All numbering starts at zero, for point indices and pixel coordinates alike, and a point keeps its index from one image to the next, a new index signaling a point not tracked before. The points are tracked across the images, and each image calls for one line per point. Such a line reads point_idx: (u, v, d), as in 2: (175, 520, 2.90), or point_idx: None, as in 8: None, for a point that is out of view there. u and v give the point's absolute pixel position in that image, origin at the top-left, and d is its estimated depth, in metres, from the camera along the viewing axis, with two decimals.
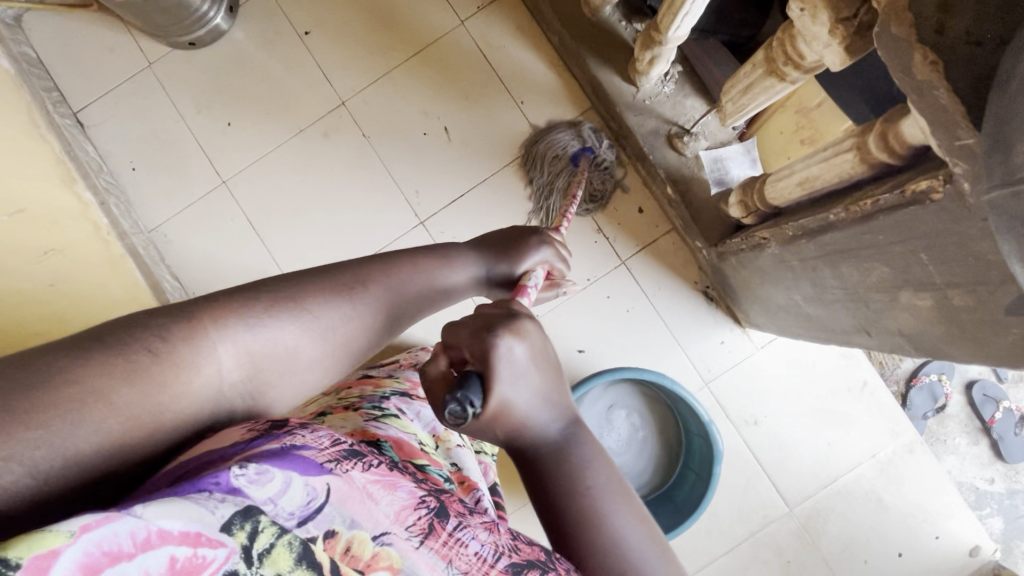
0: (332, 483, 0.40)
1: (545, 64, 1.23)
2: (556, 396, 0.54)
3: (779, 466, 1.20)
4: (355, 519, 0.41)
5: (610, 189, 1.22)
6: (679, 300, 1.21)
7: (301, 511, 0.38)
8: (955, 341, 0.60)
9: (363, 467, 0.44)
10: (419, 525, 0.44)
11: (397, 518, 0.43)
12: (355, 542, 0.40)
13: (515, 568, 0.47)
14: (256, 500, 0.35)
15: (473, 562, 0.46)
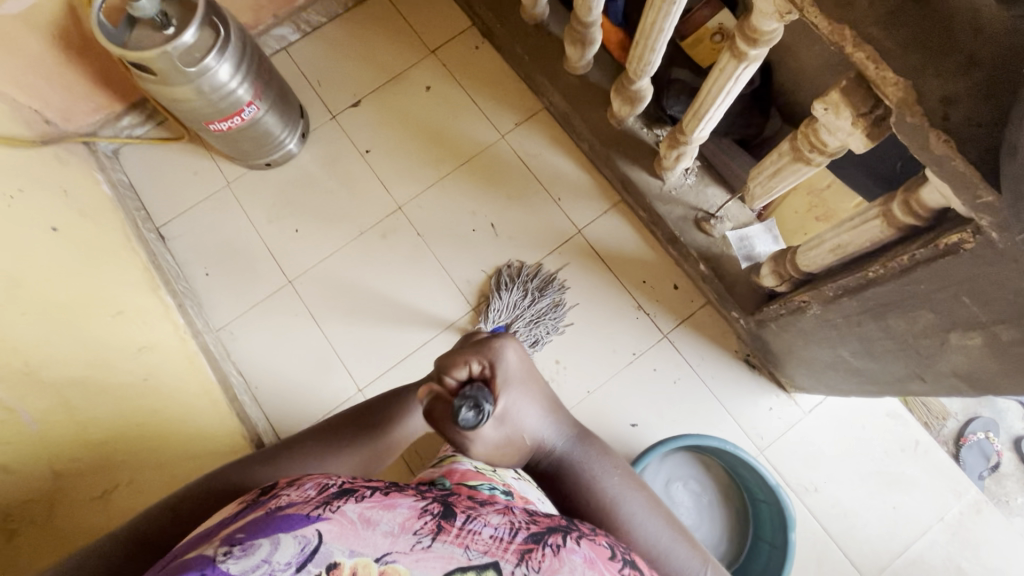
0: (323, 527, 0.47)
1: (577, 167, 1.40)
2: (553, 408, 0.63)
3: (848, 534, 1.18)
4: (353, 548, 0.47)
5: (645, 270, 1.34)
6: (723, 369, 1.27)
7: (297, 558, 0.45)
8: (1010, 374, 0.67)
9: (357, 499, 0.51)
10: (426, 528, 0.50)
11: (403, 527, 0.49)
12: (360, 566, 0.47)
13: (533, 538, 0.52)
14: (246, 567, 0.43)
15: (492, 543, 0.51)
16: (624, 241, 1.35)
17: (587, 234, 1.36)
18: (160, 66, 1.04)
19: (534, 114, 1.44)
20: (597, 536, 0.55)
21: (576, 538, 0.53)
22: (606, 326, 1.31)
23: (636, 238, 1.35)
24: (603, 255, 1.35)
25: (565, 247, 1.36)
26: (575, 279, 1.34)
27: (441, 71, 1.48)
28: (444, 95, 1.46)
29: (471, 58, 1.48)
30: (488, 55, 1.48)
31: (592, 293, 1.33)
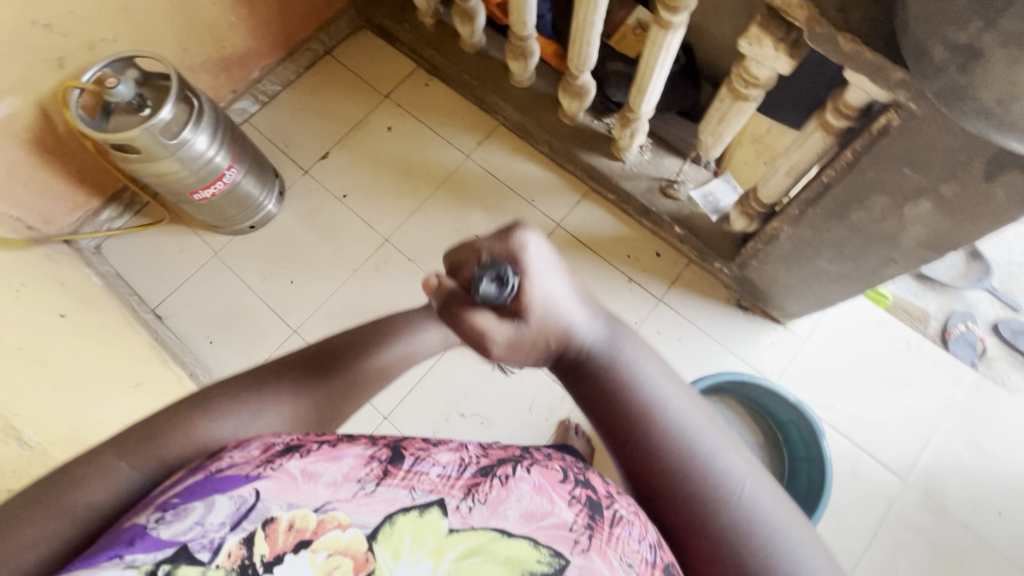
0: (261, 485, 0.48)
1: (542, 168, 1.51)
2: (581, 298, 0.62)
3: (874, 441, 1.24)
4: (290, 502, 0.48)
5: (627, 245, 1.43)
6: (721, 317, 1.36)
7: (231, 518, 0.45)
8: (962, 227, 0.77)
9: (301, 455, 0.53)
10: (370, 475, 0.53)
11: (346, 477, 0.52)
12: (297, 518, 0.47)
13: (480, 473, 0.58)
14: (177, 531, 0.43)
15: (438, 481, 0.55)
16: (601, 224, 1.45)
17: (566, 225, 1.45)
18: (143, 144, 1.10)
19: (492, 131, 1.55)
20: (543, 463, 0.62)
21: (524, 466, 0.60)
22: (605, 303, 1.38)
23: (612, 218, 1.45)
24: (585, 240, 1.44)
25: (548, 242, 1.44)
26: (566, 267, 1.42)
27: (398, 111, 1.58)
28: (406, 131, 1.57)
29: (423, 95, 1.60)
30: (438, 89, 1.60)
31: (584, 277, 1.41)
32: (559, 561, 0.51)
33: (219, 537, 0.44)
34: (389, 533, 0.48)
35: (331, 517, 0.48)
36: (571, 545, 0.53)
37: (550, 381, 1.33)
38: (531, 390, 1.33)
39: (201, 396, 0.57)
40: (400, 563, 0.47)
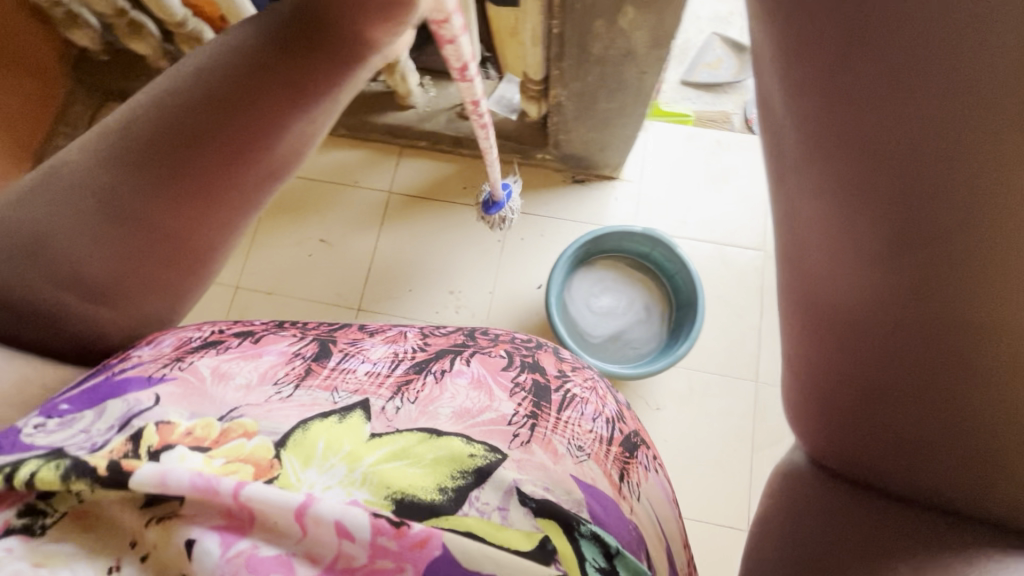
0: (160, 392, 0.51)
1: (350, 149, 1.51)
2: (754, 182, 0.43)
3: (729, 233, 1.40)
4: (191, 411, 0.49)
5: (459, 178, 1.47)
6: (567, 198, 1.45)
7: (118, 422, 0.47)
8: (665, 14, 0.87)
9: (216, 353, 0.58)
10: (290, 378, 0.56)
11: (262, 380, 0.55)
12: (197, 427, 0.48)
13: (413, 372, 0.60)
14: (59, 437, 0.46)
15: (364, 380, 0.57)
16: (428, 172, 1.48)
17: (398, 188, 1.48)
18: None
19: None
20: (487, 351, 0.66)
21: (467, 356, 0.64)
22: (465, 237, 1.43)
23: (434, 163, 1.49)
24: (421, 194, 1.47)
25: (389, 210, 1.46)
26: (416, 226, 1.45)
27: None
28: None
29: None
30: None
31: (435, 223, 1.45)
32: (497, 456, 0.53)
33: (101, 439, 0.45)
34: (301, 440, 0.49)
35: (237, 426, 0.48)
36: (511, 437, 0.56)
37: (452, 327, 1.37)
38: None
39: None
40: (310, 468, 0.47)
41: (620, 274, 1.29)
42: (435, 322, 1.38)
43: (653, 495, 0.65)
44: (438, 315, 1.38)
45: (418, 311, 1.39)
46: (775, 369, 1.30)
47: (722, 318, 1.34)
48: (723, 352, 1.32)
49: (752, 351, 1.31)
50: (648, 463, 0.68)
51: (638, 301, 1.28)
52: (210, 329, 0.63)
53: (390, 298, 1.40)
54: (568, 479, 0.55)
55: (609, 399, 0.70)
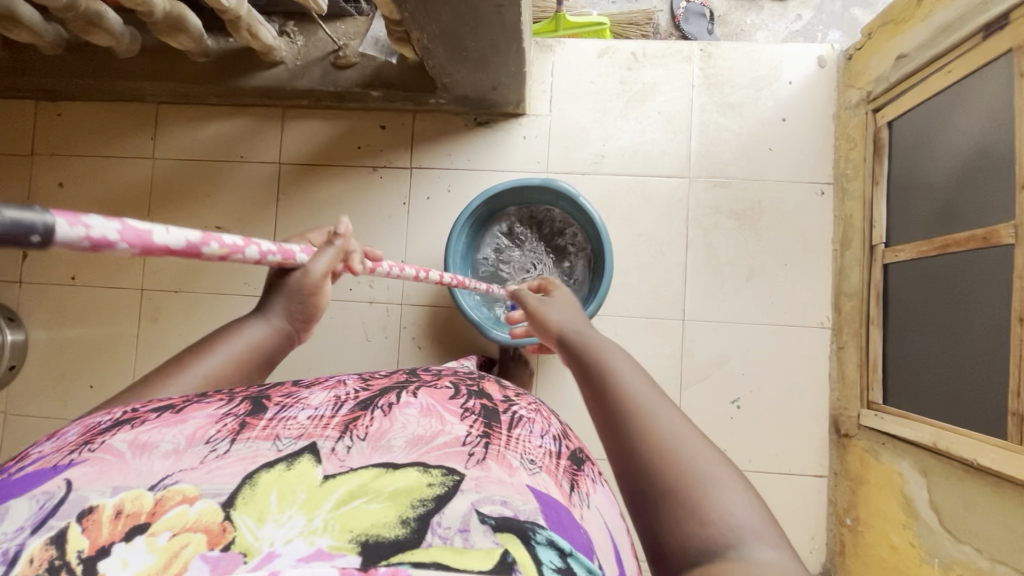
0: (76, 473, 0.40)
1: (230, 120, 1.36)
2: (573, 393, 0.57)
3: (652, 161, 1.27)
4: (117, 485, 0.38)
5: (351, 137, 1.33)
6: (472, 144, 1.31)
7: (32, 520, 0.36)
8: None
9: (133, 427, 0.46)
10: (223, 434, 0.45)
11: (190, 441, 0.44)
12: (127, 502, 0.37)
13: (358, 409, 0.52)
14: None
15: (307, 424, 0.48)
16: (317, 136, 1.34)
17: (288, 159, 1.35)
18: None
19: (158, 118, 1.38)
20: (437, 383, 0.60)
21: (410, 392, 0.56)
22: (367, 204, 1.33)
23: (322, 123, 1.34)
24: (314, 161, 1.34)
25: (283, 184, 1.35)
26: (314, 198, 1.34)
27: (58, 162, 1.39)
28: (79, 177, 1.39)
29: (64, 129, 1.39)
30: (75, 113, 1.39)
31: (334, 192, 1.34)
32: (455, 478, 0.43)
33: (18, 544, 0.34)
34: (251, 496, 0.38)
35: (173, 492, 0.38)
36: (465, 458, 0.46)
37: (368, 303, 1.31)
38: (357, 322, 1.31)
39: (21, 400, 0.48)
40: (267, 524, 0.36)
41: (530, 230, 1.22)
42: (349, 300, 1.32)
43: (605, 511, 0.51)
44: (351, 292, 1.32)
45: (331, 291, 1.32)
46: (701, 305, 1.25)
47: (644, 257, 1.26)
48: (648, 294, 1.25)
49: (678, 289, 1.25)
50: (598, 481, 0.56)
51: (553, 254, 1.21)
52: (124, 409, 0.50)
53: None
54: (527, 491, 0.44)
55: (553, 418, 0.63)
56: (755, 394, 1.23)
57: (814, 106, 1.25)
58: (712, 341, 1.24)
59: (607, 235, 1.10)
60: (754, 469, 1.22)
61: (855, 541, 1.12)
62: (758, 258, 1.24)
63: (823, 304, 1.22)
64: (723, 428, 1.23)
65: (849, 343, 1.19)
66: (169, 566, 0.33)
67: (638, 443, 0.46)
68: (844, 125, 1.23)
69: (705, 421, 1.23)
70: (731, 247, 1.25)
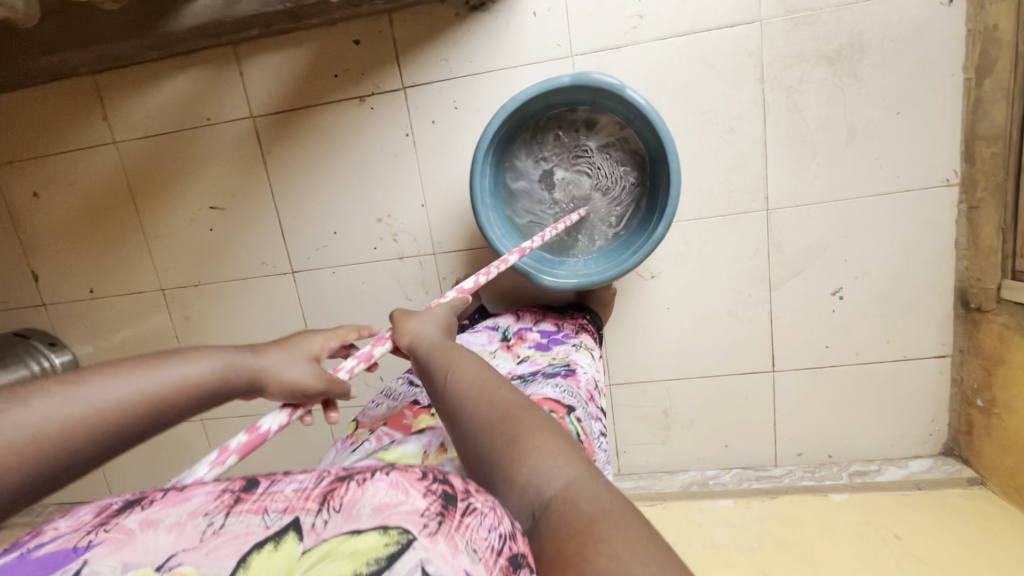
0: (91, 553, 0.36)
1: (180, 76, 1.13)
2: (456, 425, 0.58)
3: (707, 8, 0.95)
4: (126, 562, 0.36)
5: (323, 64, 1.08)
6: (470, 39, 1.03)
7: None
8: None
9: (145, 506, 0.42)
10: (217, 508, 0.40)
11: (191, 514, 0.40)
12: None
13: (340, 477, 0.43)
14: None
15: (291, 497, 0.40)
16: (283, 72, 1.09)
17: (259, 108, 1.12)
18: None
19: (101, 91, 1.16)
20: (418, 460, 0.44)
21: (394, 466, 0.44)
22: (364, 144, 1.11)
23: (284, 54, 1.08)
24: (288, 105, 1.11)
25: (264, 142, 1.14)
26: (303, 150, 1.13)
27: (21, 170, 1.23)
28: (50, 180, 1.23)
29: (10, 128, 1.20)
30: (13, 106, 1.19)
31: (325, 138, 1.12)
32: (410, 538, 0.35)
33: None
34: None
35: None
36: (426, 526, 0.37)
37: (398, 259, 1.16)
38: (392, 282, 1.18)
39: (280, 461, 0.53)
40: None
41: (553, 141, 0.98)
42: (377, 260, 1.17)
43: None
44: (376, 251, 1.17)
45: (354, 253, 1.17)
46: (789, 189, 1.02)
47: (711, 142, 1.01)
48: (721, 187, 1.03)
49: (757, 174, 1.02)
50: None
51: (591, 147, 0.97)
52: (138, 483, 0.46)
53: (318, 249, 1.18)
54: None
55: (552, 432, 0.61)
56: (861, 280, 1.04)
57: None
58: (805, 230, 1.03)
59: (654, 113, 0.84)
60: (862, 361, 1.08)
61: (988, 422, 1.01)
62: (860, 112, 0.97)
63: (949, 157, 0.97)
64: (823, 324, 1.07)
65: (985, 201, 0.97)
66: None
67: (478, 445, 0.54)
68: None
69: (801, 320, 1.08)
70: (825, 104, 0.97)
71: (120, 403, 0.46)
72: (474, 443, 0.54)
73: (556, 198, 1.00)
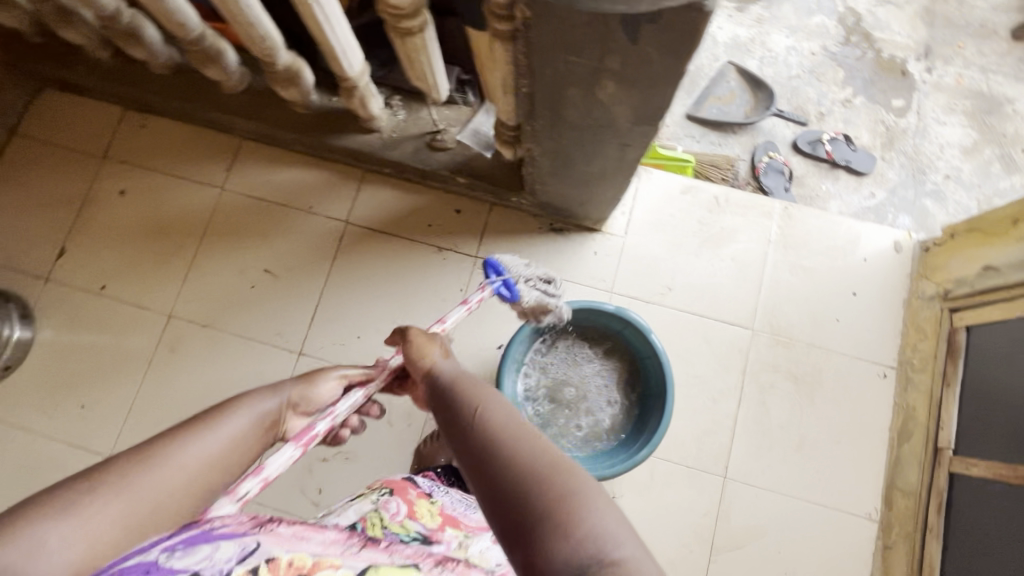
0: (262, 535, 0.51)
1: (309, 169, 1.36)
2: (480, 420, 0.57)
3: (717, 304, 1.26)
4: (292, 545, 0.52)
5: (423, 213, 1.33)
6: (541, 246, 1.30)
7: (238, 552, 0.49)
8: (655, 94, 0.71)
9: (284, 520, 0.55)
10: (355, 543, 0.57)
11: (335, 539, 0.55)
12: (297, 557, 0.51)
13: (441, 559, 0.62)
14: (188, 563, 0.46)
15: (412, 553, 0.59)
16: (390, 203, 1.34)
17: (355, 218, 1.33)
18: None
19: (240, 151, 1.38)
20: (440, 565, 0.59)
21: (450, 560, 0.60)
22: (422, 282, 1.30)
23: (397, 192, 1.34)
24: (378, 227, 1.33)
25: (343, 245, 1.32)
26: (370, 264, 1.31)
27: (127, 169, 1.37)
28: (144, 188, 1.36)
29: (146, 139, 1.39)
30: (158, 127, 1.39)
31: (392, 264, 1.31)
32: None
33: (228, 567, 0.47)
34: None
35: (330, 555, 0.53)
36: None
37: None
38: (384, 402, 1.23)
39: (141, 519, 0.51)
40: None
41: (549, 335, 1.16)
42: None
43: None
44: None
45: (365, 363, 1.26)
46: (744, 467, 1.18)
47: (694, 401, 1.21)
48: (694, 442, 1.19)
49: (722, 443, 1.19)
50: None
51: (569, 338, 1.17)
52: None
53: (335, 345, 1.27)
54: None
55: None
56: None
57: (887, 289, 1.26)
58: (752, 509, 1.16)
59: (665, 357, 1.06)
60: None
61: None
62: (811, 428, 1.20)
63: (872, 495, 1.17)
64: None
65: (897, 544, 1.12)
66: None
67: (491, 444, 0.54)
68: (914, 314, 1.24)
69: None
70: (786, 410, 1.21)
71: (190, 457, 0.57)
72: (500, 457, 0.53)
73: (579, 366, 1.16)
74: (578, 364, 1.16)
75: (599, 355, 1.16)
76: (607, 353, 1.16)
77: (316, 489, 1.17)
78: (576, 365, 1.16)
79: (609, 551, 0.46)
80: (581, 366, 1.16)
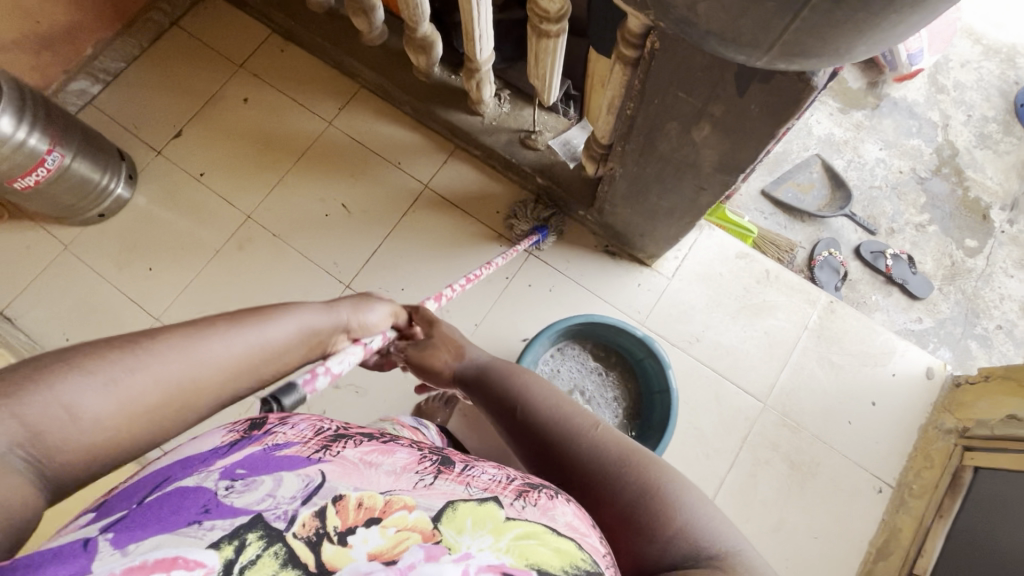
0: (326, 467, 0.44)
1: (408, 130, 1.48)
2: (558, 424, 0.68)
3: (738, 369, 1.30)
4: (358, 483, 0.44)
5: (495, 200, 1.43)
6: (590, 263, 1.37)
7: (302, 491, 0.41)
8: (744, 147, 0.78)
9: (355, 445, 0.50)
10: (426, 471, 0.50)
11: (404, 468, 0.49)
12: (364, 496, 0.42)
13: (525, 484, 0.53)
14: (250, 499, 0.39)
15: (490, 482, 0.51)
16: (469, 183, 1.44)
17: (434, 186, 1.44)
18: None
19: (355, 97, 1.51)
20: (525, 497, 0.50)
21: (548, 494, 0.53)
22: (474, 260, 1.38)
23: (478, 175, 1.45)
24: (452, 200, 1.43)
25: (416, 206, 1.43)
26: (433, 230, 1.41)
27: (254, 82, 1.53)
28: (264, 102, 1.51)
29: (280, 62, 1.54)
30: (293, 55, 1.55)
31: (453, 236, 1.40)
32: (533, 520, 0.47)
33: (293, 508, 0.39)
34: (453, 516, 0.43)
35: (400, 497, 0.43)
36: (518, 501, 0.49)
37: None
38: None
39: (175, 403, 0.51)
40: (464, 534, 0.41)
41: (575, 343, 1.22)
42: None
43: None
44: None
45: None
46: None
47: (688, 451, 1.24)
48: None
49: None
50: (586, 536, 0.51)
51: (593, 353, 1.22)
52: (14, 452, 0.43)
53: (379, 291, 1.36)
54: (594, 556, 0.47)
55: None
56: None
57: (908, 410, 1.27)
58: None
59: (674, 396, 1.10)
60: None
61: None
62: (793, 516, 1.21)
63: None
64: None
65: None
66: (395, 546, 0.39)
67: (572, 450, 0.65)
68: (926, 442, 1.24)
69: None
70: (773, 490, 1.22)
71: (233, 348, 0.55)
72: (589, 458, 0.63)
73: (595, 379, 1.21)
74: (592, 377, 1.21)
75: (615, 377, 1.21)
76: (622, 377, 1.21)
77: (320, 410, 1.26)
78: (592, 377, 1.21)
79: (709, 544, 0.55)
80: (595, 380, 1.21)
